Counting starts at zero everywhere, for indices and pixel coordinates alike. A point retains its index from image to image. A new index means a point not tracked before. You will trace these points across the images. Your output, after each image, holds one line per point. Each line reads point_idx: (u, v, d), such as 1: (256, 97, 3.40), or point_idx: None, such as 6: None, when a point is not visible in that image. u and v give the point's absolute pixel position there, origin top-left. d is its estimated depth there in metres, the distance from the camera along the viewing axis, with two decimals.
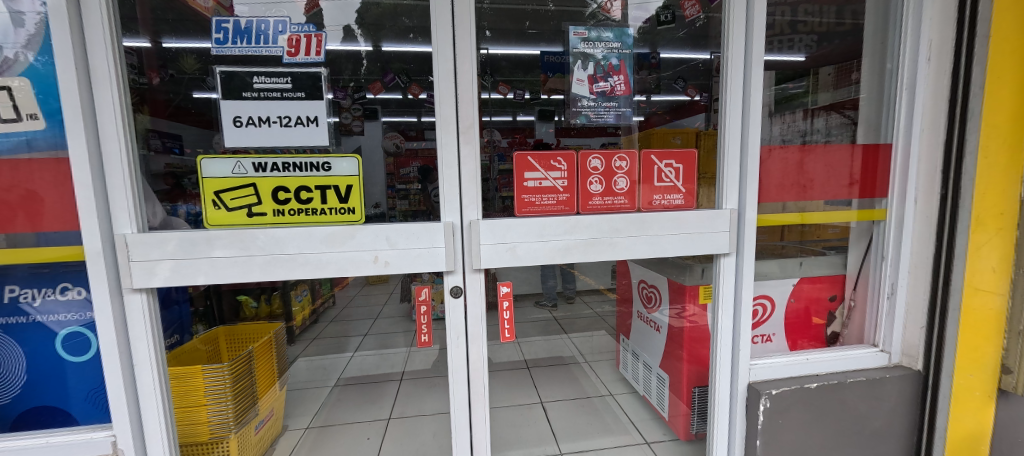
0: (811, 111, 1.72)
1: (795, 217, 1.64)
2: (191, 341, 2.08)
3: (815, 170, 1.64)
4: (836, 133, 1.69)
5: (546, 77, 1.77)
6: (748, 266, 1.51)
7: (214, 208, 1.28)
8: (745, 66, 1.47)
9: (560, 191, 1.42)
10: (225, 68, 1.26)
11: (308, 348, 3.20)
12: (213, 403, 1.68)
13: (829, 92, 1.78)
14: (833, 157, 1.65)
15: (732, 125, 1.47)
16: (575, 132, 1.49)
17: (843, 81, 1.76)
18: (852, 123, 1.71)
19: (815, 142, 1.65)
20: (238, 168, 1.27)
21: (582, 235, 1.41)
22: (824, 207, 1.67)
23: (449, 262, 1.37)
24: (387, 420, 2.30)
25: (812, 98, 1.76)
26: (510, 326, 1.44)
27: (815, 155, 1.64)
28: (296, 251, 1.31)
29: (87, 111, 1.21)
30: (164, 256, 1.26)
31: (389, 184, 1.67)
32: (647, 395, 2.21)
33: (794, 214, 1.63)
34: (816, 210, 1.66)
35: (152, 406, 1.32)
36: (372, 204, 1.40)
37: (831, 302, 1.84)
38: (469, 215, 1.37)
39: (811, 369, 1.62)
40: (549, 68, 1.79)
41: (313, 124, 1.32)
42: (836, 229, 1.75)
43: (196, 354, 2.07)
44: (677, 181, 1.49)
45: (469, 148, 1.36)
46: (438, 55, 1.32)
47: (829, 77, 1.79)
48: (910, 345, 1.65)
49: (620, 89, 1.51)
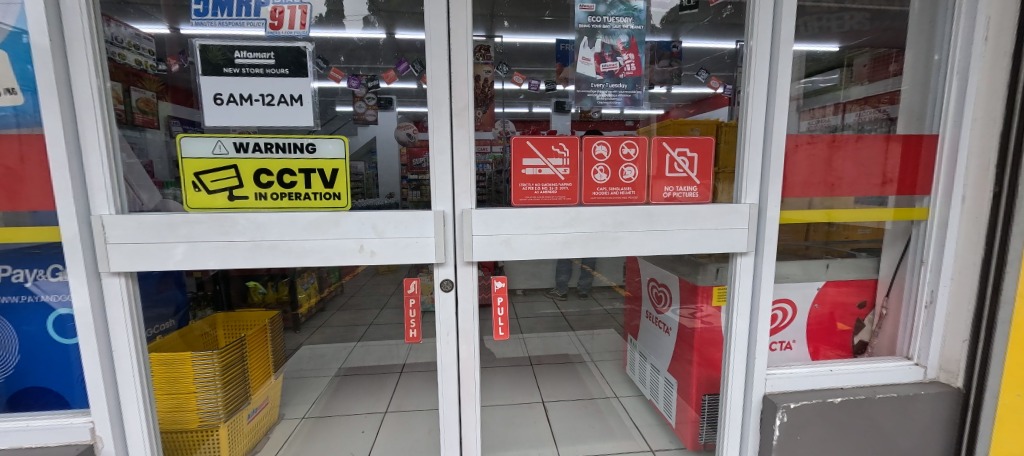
0: (843, 105, 1.58)
1: (818, 216, 1.48)
2: (196, 323, 2.08)
3: (844, 168, 1.48)
4: (869, 128, 1.57)
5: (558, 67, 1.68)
6: (768, 268, 1.37)
7: (194, 190, 1.22)
8: (772, 45, 1.32)
9: (562, 180, 1.31)
10: (204, 41, 1.19)
11: (314, 335, 3.19)
12: (202, 391, 1.64)
13: (863, 85, 1.65)
14: (862, 150, 1.48)
15: (755, 112, 1.33)
16: (591, 126, 1.48)
17: (879, 74, 1.64)
18: (888, 117, 1.58)
19: (846, 136, 1.47)
20: (219, 148, 1.21)
21: (583, 228, 1.29)
22: (853, 204, 1.50)
23: (439, 254, 1.27)
24: (384, 414, 2.24)
25: (844, 91, 1.62)
26: (503, 324, 1.35)
27: (845, 153, 1.47)
28: (276, 237, 1.23)
29: (62, 85, 1.15)
30: (142, 240, 1.20)
31: (400, 175, 1.57)
32: (653, 399, 2.09)
33: (820, 212, 1.47)
34: (844, 209, 1.49)
35: (131, 395, 1.28)
36: (387, 194, 1.46)
37: (860, 309, 1.69)
38: (462, 204, 1.27)
39: (835, 382, 1.47)
40: (563, 57, 1.67)
41: (297, 103, 1.24)
42: (866, 230, 1.61)
43: (192, 340, 2.02)
44: (691, 172, 1.35)
45: (464, 130, 1.26)
46: (431, 30, 1.22)
47: (863, 69, 1.68)
48: (949, 359, 1.49)
49: (630, 69, 1.36)
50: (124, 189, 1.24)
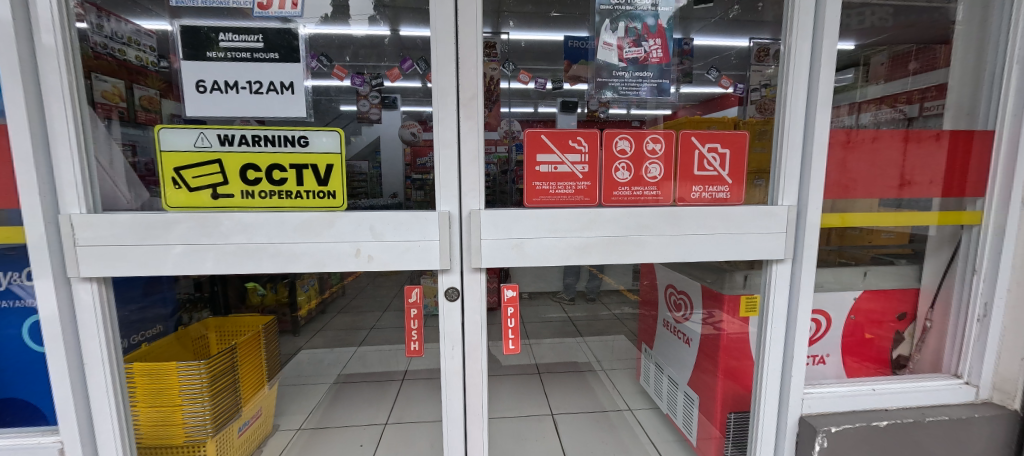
0: (858, 105, 1.45)
1: (833, 220, 1.33)
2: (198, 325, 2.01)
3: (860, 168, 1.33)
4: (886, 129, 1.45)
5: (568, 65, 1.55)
6: (807, 277, 1.23)
7: (174, 187, 1.11)
8: (815, 29, 1.19)
9: (579, 178, 1.18)
10: (186, 22, 1.08)
11: (314, 338, 3.08)
12: (188, 402, 1.54)
13: (880, 84, 1.54)
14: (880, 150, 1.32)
15: (795, 104, 1.20)
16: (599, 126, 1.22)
17: (898, 72, 1.55)
18: (907, 118, 1.47)
19: (864, 133, 1.32)
20: (202, 141, 1.10)
21: (603, 231, 1.16)
22: (874, 208, 1.34)
23: (443, 259, 1.14)
24: (383, 426, 2.13)
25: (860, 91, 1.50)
26: (514, 336, 1.23)
27: (860, 152, 1.32)
28: (264, 239, 1.11)
29: (27, 70, 1.04)
30: (116, 242, 1.08)
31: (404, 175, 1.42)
32: (671, 413, 1.95)
33: (835, 216, 1.32)
34: (861, 213, 1.33)
35: (105, 412, 1.17)
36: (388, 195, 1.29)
37: (899, 321, 1.56)
38: (469, 204, 1.15)
39: (879, 403, 1.34)
40: (574, 54, 1.54)
41: (288, 91, 1.12)
42: (890, 234, 1.49)
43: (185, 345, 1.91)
44: (723, 170, 1.22)
45: (472, 122, 1.13)
46: (436, 11, 1.10)
47: (882, 67, 1.57)
48: (1004, 379, 1.35)
49: (655, 55, 1.22)
50: (108, 179, 1.16)
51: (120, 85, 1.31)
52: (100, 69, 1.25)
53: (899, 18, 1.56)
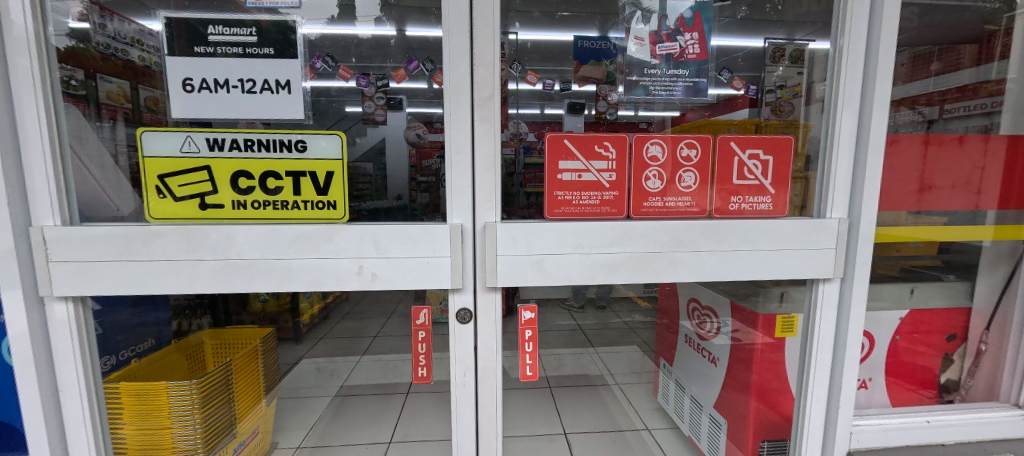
0: None
1: None
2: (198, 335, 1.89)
3: None
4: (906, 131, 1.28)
5: (576, 66, 1.42)
6: (858, 298, 1.11)
7: (158, 196, 1.00)
8: (870, 23, 1.06)
9: (606, 188, 1.05)
10: (171, 13, 0.97)
11: (314, 345, 2.86)
12: (173, 426, 1.23)
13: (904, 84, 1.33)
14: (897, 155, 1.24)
15: (847, 106, 1.08)
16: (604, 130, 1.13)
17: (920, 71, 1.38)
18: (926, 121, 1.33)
19: None
20: (189, 146, 1.00)
21: (632, 248, 1.04)
22: (939, 223, 1.29)
23: (455, 278, 1.03)
24: (387, 446, 2.01)
25: None
26: (531, 362, 1.11)
27: None
28: (256, 255, 1.00)
29: None
30: (95, 258, 0.98)
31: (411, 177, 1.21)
32: (694, 436, 1.81)
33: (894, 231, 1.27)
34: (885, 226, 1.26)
35: (81, 441, 1.09)
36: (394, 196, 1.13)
37: (950, 342, 1.43)
38: (483, 217, 1.03)
39: (933, 437, 1.22)
40: (582, 55, 1.42)
41: (284, 90, 1.02)
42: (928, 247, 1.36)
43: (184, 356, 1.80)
44: (765, 179, 1.08)
45: (487, 125, 1.02)
46: (449, 3, 0.99)
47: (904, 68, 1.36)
48: None
49: (692, 51, 1.08)
50: (84, 173, 1.04)
51: (129, 90, 1.18)
52: (108, 71, 1.15)
53: (926, 18, 1.31)
